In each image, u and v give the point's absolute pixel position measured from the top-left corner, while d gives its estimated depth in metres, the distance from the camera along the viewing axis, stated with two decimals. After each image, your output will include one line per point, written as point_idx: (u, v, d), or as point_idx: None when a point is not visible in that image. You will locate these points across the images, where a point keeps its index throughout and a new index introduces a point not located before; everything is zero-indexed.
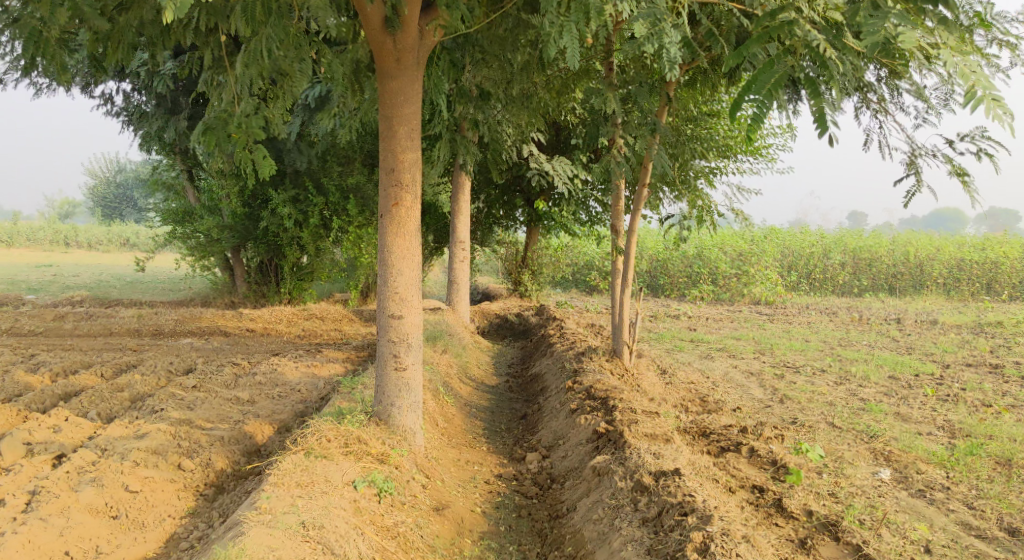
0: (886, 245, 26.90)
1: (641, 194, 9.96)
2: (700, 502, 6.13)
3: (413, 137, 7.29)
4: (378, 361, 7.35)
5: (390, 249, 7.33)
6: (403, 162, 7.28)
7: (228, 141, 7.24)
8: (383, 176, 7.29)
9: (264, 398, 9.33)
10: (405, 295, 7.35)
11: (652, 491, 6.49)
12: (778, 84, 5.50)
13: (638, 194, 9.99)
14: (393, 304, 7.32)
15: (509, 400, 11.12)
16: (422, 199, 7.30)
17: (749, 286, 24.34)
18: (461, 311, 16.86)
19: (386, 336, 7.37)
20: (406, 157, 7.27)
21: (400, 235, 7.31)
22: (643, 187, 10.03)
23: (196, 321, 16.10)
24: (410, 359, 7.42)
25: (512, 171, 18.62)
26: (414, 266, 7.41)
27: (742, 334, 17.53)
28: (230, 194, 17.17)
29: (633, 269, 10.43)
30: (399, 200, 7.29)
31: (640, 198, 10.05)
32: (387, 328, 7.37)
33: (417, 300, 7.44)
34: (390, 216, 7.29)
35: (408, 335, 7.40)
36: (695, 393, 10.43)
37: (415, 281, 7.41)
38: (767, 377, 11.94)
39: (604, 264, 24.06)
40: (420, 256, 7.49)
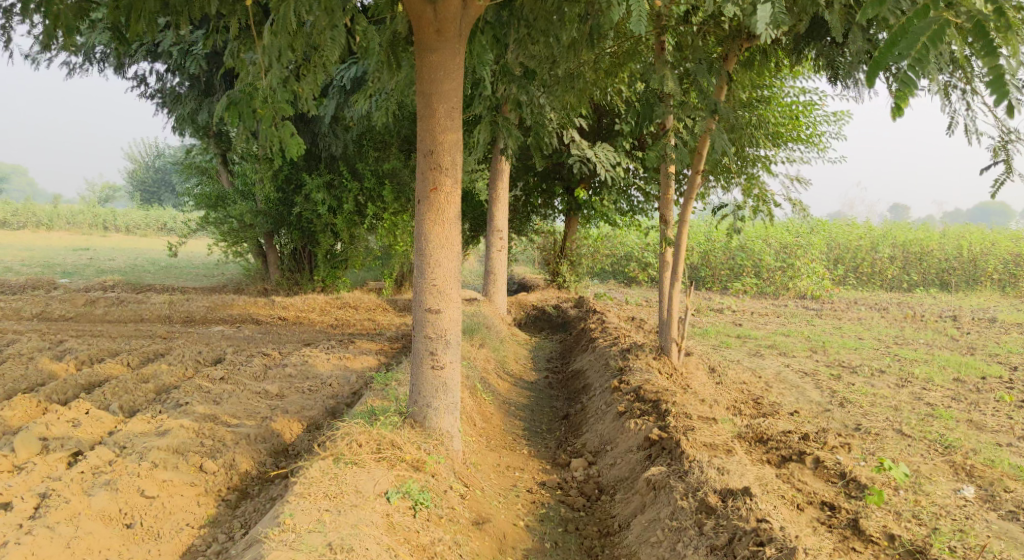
0: (937, 239, 25.95)
1: (696, 182, 9.41)
2: (780, 532, 5.66)
3: (453, 116, 6.74)
4: (414, 358, 6.83)
5: (428, 238, 6.80)
6: (444, 142, 6.73)
7: (254, 116, 7.07)
8: (421, 158, 6.74)
9: (294, 393, 8.89)
10: (443, 287, 6.82)
11: (720, 514, 6.00)
12: (937, 37, 4.61)
13: (691, 183, 9.44)
14: (430, 296, 6.80)
15: (549, 398, 10.59)
16: (464, 184, 6.75)
17: (794, 280, 23.55)
18: (498, 302, 16.36)
19: (422, 332, 6.84)
20: (447, 138, 6.72)
21: (438, 223, 6.77)
22: (697, 174, 9.45)
23: (228, 308, 15.74)
24: (448, 357, 6.89)
25: (553, 158, 18.07)
26: (454, 255, 6.88)
27: (790, 329, 16.84)
28: (264, 179, 16.79)
29: (683, 262, 9.84)
30: (438, 185, 6.74)
31: (694, 187, 9.50)
32: (423, 322, 6.84)
33: (456, 292, 6.90)
34: (427, 202, 6.74)
35: (446, 331, 6.87)
36: (747, 394, 9.84)
37: (454, 273, 6.88)
38: (822, 378, 11.30)
39: (645, 255, 23.43)
40: (461, 245, 6.95)
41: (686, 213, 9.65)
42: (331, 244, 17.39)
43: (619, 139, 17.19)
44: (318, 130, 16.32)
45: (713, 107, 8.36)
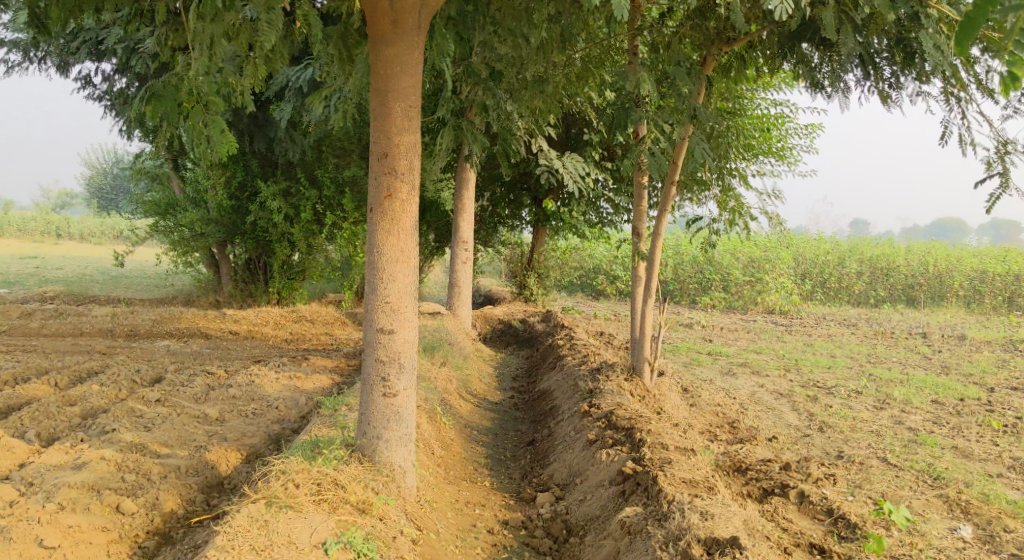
0: (903, 255, 25.78)
1: (670, 194, 8.93)
2: None
3: (410, 119, 6.16)
4: (363, 385, 6.24)
5: (381, 253, 6.21)
6: (399, 145, 6.14)
7: (179, 110, 6.59)
8: (374, 164, 6.16)
9: (236, 418, 8.20)
10: (397, 307, 6.25)
11: None
12: None
13: (665, 194, 8.96)
14: (383, 316, 6.22)
15: (514, 420, 9.98)
16: (421, 194, 6.19)
17: (763, 294, 23.20)
18: (462, 315, 15.73)
19: (373, 356, 6.26)
20: (402, 142, 6.14)
21: (392, 236, 6.19)
22: (672, 185, 8.94)
23: (176, 321, 14.97)
24: (402, 384, 6.32)
25: (519, 167, 17.55)
26: (410, 272, 6.32)
27: (761, 346, 16.40)
28: (216, 186, 16.04)
29: (657, 278, 9.30)
30: (392, 194, 6.16)
31: (668, 199, 9.01)
32: (374, 344, 6.25)
33: (411, 312, 6.33)
34: (380, 213, 6.17)
35: (399, 355, 6.30)
36: (723, 418, 9.33)
37: (409, 291, 6.31)
38: (799, 399, 10.81)
39: (612, 269, 22.97)
40: (416, 258, 6.37)
41: (659, 227, 9.14)
42: (287, 255, 16.60)
43: (588, 149, 16.71)
44: (275, 135, 15.63)
45: (692, 112, 7.87)
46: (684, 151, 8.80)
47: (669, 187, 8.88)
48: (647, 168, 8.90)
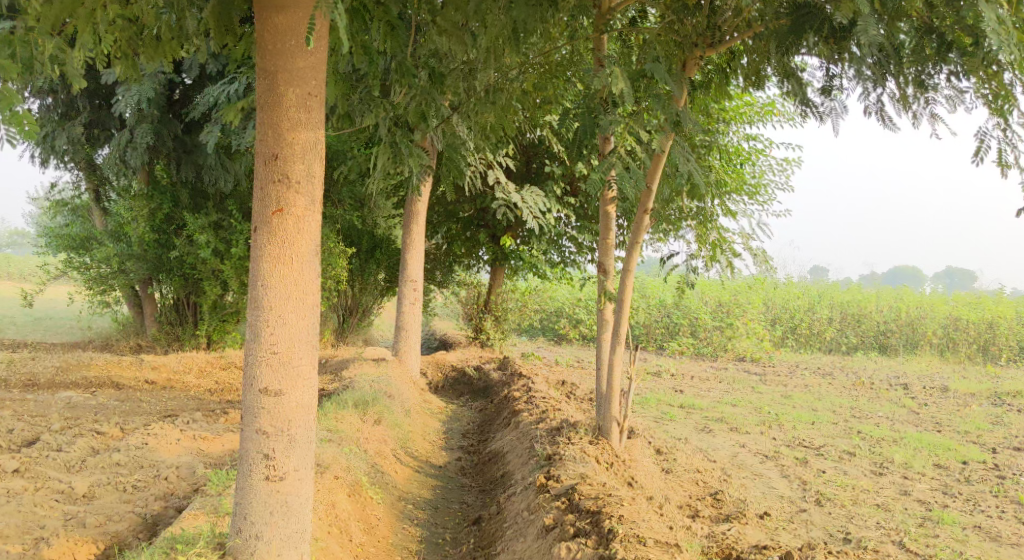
0: (874, 301, 24.78)
1: (644, 224, 7.65)
2: None
3: (310, 108, 5.31)
4: (243, 463, 5.32)
5: (271, 288, 5.33)
6: (292, 143, 5.29)
7: None
8: (263, 176, 5.31)
9: (108, 495, 6.76)
10: (290, 358, 5.35)
11: None
12: None
13: (638, 225, 7.68)
14: (268, 369, 5.32)
15: (458, 488, 8.49)
16: (320, 209, 5.34)
17: (733, 340, 21.98)
18: (409, 362, 14.21)
19: (256, 421, 5.34)
20: (298, 138, 5.31)
21: (281, 265, 5.31)
22: (645, 215, 7.65)
23: (83, 370, 13.38)
24: (291, 465, 5.40)
25: (475, 200, 16.30)
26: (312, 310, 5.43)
27: (737, 398, 15.02)
28: (137, 217, 14.46)
29: (627, 322, 7.92)
30: (285, 210, 5.30)
31: (641, 230, 7.72)
32: (256, 404, 5.34)
33: (306, 371, 5.42)
34: (269, 231, 5.31)
35: (290, 425, 5.38)
36: (704, 488, 7.96)
37: (307, 335, 5.41)
38: (788, 462, 9.39)
39: (575, 313, 21.73)
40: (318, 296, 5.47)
41: (630, 264, 7.85)
42: (216, 295, 14.97)
43: (549, 183, 15.54)
44: (205, 160, 14.05)
45: (674, 115, 6.67)
46: (664, 162, 7.43)
47: (642, 217, 7.62)
48: (617, 192, 7.60)
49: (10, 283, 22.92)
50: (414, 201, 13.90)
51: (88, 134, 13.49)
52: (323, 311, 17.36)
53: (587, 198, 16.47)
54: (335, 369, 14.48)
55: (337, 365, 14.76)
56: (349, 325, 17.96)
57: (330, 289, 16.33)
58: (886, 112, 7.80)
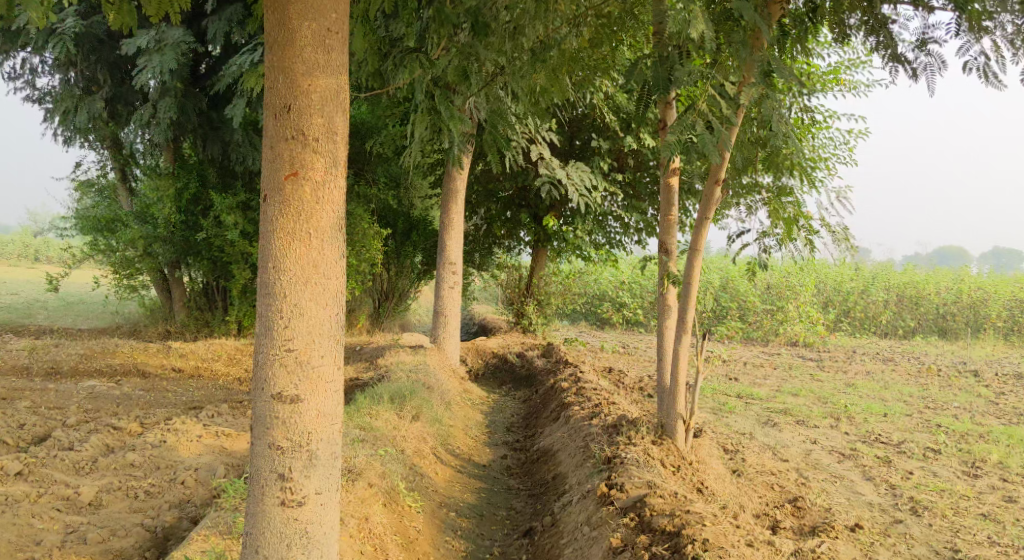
0: (933, 281, 23.52)
1: (715, 195, 6.83)
2: None
3: (329, 49, 4.90)
4: (256, 485, 4.92)
5: (285, 272, 4.92)
6: (311, 89, 4.88)
7: None
8: (274, 139, 4.89)
9: (118, 502, 6.11)
10: (308, 357, 4.94)
11: None
12: None
13: (708, 196, 6.85)
14: (283, 367, 4.92)
15: (505, 491, 7.71)
16: (341, 172, 4.92)
17: (785, 325, 20.92)
18: (449, 349, 13.42)
19: (270, 431, 4.93)
20: (317, 84, 4.89)
21: (296, 243, 4.89)
22: (716, 185, 6.80)
23: (108, 357, 12.79)
24: (312, 487, 4.99)
25: (516, 177, 15.46)
26: (332, 300, 5.01)
27: (797, 387, 14.04)
28: (164, 197, 13.79)
29: (694, 308, 7.02)
30: (299, 174, 4.89)
31: (712, 201, 6.89)
32: (266, 408, 4.92)
33: (328, 378, 5.00)
34: (282, 199, 4.89)
35: (310, 439, 4.97)
36: (782, 495, 7.10)
37: (326, 327, 4.99)
38: (870, 462, 8.47)
39: (619, 296, 20.86)
40: (340, 285, 5.05)
41: (697, 241, 6.99)
42: (246, 279, 14.28)
43: (595, 158, 14.65)
44: (232, 137, 13.29)
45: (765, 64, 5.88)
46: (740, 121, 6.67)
47: (714, 186, 6.80)
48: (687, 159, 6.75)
49: (36, 269, 22.45)
50: (452, 178, 13.08)
51: (110, 110, 12.82)
52: (357, 295, 16.65)
53: (634, 174, 15.55)
54: (371, 356, 13.77)
55: (372, 352, 14.04)
56: (385, 310, 17.25)
57: (365, 273, 15.61)
58: (990, 70, 6.81)
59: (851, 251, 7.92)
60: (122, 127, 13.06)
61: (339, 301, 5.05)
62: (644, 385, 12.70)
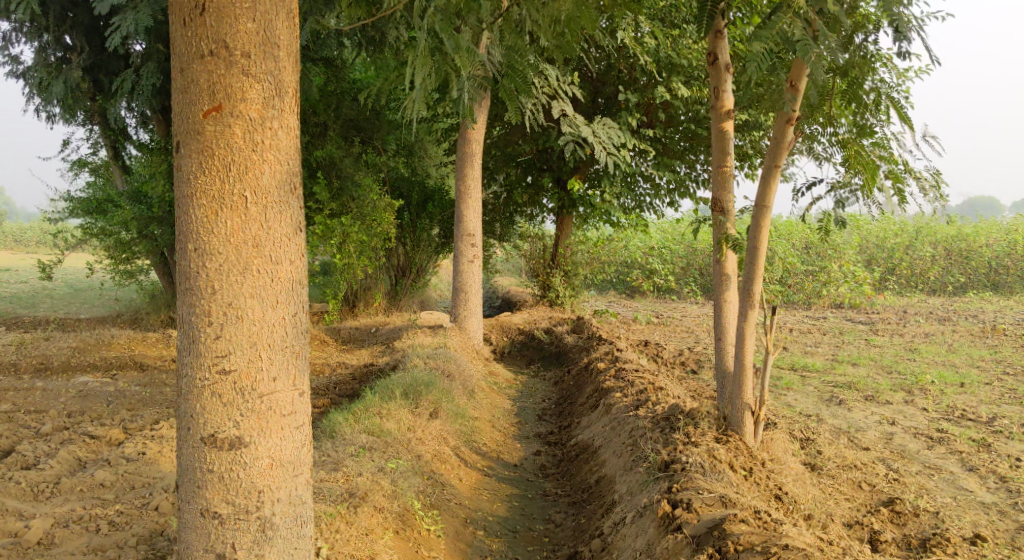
0: (984, 232, 21.95)
1: (789, 136, 5.71)
2: None
3: None
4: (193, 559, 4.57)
5: (216, 256, 4.54)
6: None
7: None
8: (188, 59, 4.48)
9: (78, 536, 5.17)
10: (252, 381, 4.57)
11: None
12: None
13: (780, 137, 5.73)
14: (220, 388, 4.54)
15: (541, 498, 6.61)
16: (280, 100, 4.53)
17: (829, 286, 19.49)
18: (471, 330, 12.28)
19: (203, 487, 4.57)
20: None
21: (226, 213, 4.52)
22: (788, 125, 5.70)
23: (103, 351, 11.76)
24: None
25: (538, 138, 14.25)
26: (284, 307, 4.66)
27: (854, 355, 12.76)
28: (156, 174, 12.73)
29: (762, 280, 5.82)
30: (225, 109, 4.50)
31: (784, 144, 5.75)
32: (195, 454, 4.58)
33: (279, 417, 4.65)
34: (203, 142, 4.51)
35: (261, 489, 4.62)
36: (874, 497, 5.92)
37: (273, 338, 4.62)
38: (964, 447, 7.26)
39: (650, 263, 19.64)
40: (297, 275, 4.74)
41: (766, 196, 5.81)
42: None
43: (624, 113, 13.46)
44: None
45: None
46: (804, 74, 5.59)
47: (787, 125, 5.69)
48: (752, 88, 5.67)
49: (30, 257, 21.38)
50: (468, 141, 11.92)
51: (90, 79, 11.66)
52: (372, 273, 15.53)
53: (666, 130, 14.30)
54: (388, 340, 12.71)
55: (389, 335, 12.99)
56: (403, 287, 16.12)
57: (378, 248, 14.50)
58: None
59: (941, 203, 6.66)
60: (104, 98, 11.86)
61: (296, 305, 4.71)
62: (688, 361, 11.50)
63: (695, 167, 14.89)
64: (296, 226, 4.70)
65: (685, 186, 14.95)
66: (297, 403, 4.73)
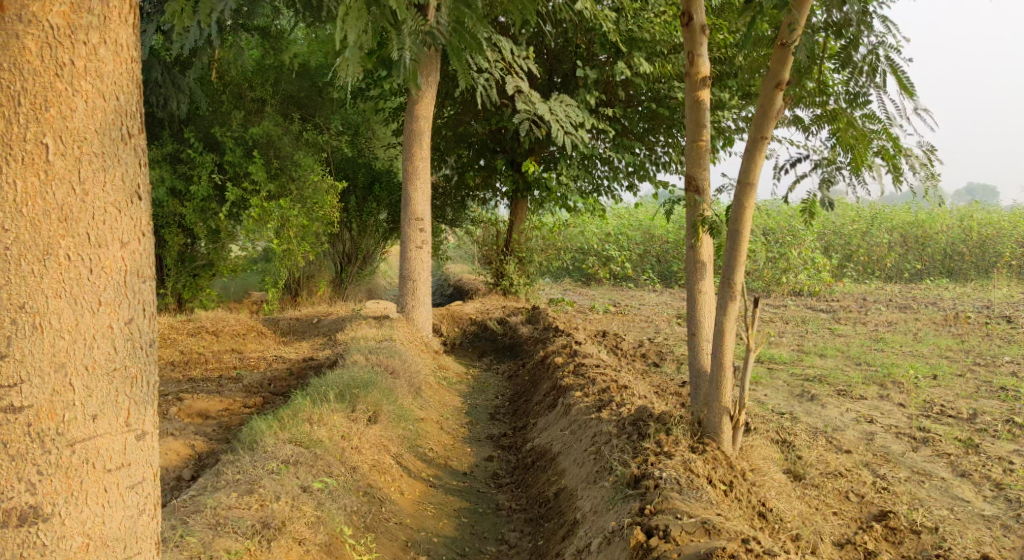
0: (943, 218, 21.23)
1: (778, 103, 5.05)
2: None
3: None
4: None
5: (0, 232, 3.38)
6: None
7: None
8: None
9: None
10: (56, 423, 3.44)
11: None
12: None
13: (768, 105, 5.07)
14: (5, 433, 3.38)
15: (493, 514, 5.90)
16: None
17: (787, 274, 18.70)
18: (419, 320, 11.50)
19: None
20: None
21: (13, 166, 3.37)
22: (779, 89, 5.03)
23: None
24: None
25: (491, 117, 13.49)
26: (110, 312, 3.56)
27: (820, 345, 12.19)
28: None
29: (744, 267, 5.15)
30: (8, 9, 3.35)
31: (773, 112, 5.09)
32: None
33: (101, 475, 3.56)
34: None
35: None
36: (864, 509, 5.30)
37: (89, 357, 3.50)
38: (953, 450, 6.67)
39: (605, 250, 18.95)
40: (129, 267, 3.64)
41: (751, 171, 5.14)
42: (179, 244, 12.92)
43: (581, 90, 12.93)
44: (149, 76, 11.87)
45: None
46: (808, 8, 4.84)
47: (777, 91, 5.03)
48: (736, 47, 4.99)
49: None
50: (416, 118, 11.13)
51: None
52: (314, 259, 14.68)
53: (624, 110, 13.76)
54: (330, 331, 11.92)
55: (332, 326, 12.16)
56: (349, 275, 15.30)
57: (320, 234, 13.64)
58: None
59: (933, 183, 5.99)
60: None
61: (130, 310, 3.63)
62: (648, 354, 10.84)
63: (654, 149, 14.34)
64: (123, 192, 3.59)
65: (643, 170, 14.33)
66: (130, 452, 3.65)
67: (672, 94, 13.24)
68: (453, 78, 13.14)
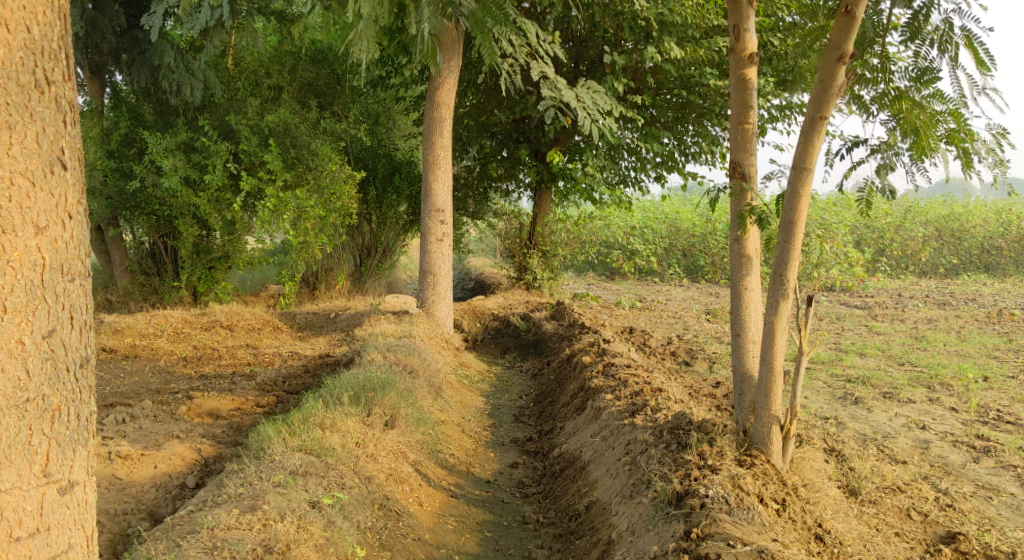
0: (981, 211, 20.67)
1: (841, 78, 4.60)
2: None
3: None
4: None
5: None
6: None
7: None
8: None
9: None
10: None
11: None
12: None
13: (830, 79, 4.63)
14: None
15: (520, 528, 5.44)
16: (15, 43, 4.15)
17: (819, 269, 18.10)
18: (439, 315, 11.06)
19: None
20: None
21: None
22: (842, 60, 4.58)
23: None
24: None
25: (514, 105, 13.03)
26: (25, 332, 4.20)
27: (859, 343, 11.62)
28: (89, 139, 12.08)
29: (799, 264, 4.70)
30: None
31: (834, 88, 4.65)
32: None
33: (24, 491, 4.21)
34: None
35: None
36: (929, 532, 4.81)
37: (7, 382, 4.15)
38: (1018, 461, 6.14)
39: (630, 244, 18.43)
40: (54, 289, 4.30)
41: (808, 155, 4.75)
42: (193, 236, 12.56)
43: (609, 78, 12.52)
44: (162, 61, 11.52)
45: None
46: None
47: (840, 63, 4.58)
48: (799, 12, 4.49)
49: None
50: (437, 106, 10.70)
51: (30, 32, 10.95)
52: (332, 252, 14.30)
53: (652, 98, 13.32)
54: (348, 327, 11.51)
55: (349, 321, 11.75)
56: (368, 269, 14.90)
57: (338, 225, 13.25)
58: None
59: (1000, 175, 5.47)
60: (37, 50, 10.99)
61: (49, 328, 4.26)
62: (679, 352, 10.35)
63: (683, 139, 13.87)
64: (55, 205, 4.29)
65: (672, 160, 13.83)
66: (51, 491, 4.28)
67: (703, 80, 12.73)
68: (476, 64, 12.69)
